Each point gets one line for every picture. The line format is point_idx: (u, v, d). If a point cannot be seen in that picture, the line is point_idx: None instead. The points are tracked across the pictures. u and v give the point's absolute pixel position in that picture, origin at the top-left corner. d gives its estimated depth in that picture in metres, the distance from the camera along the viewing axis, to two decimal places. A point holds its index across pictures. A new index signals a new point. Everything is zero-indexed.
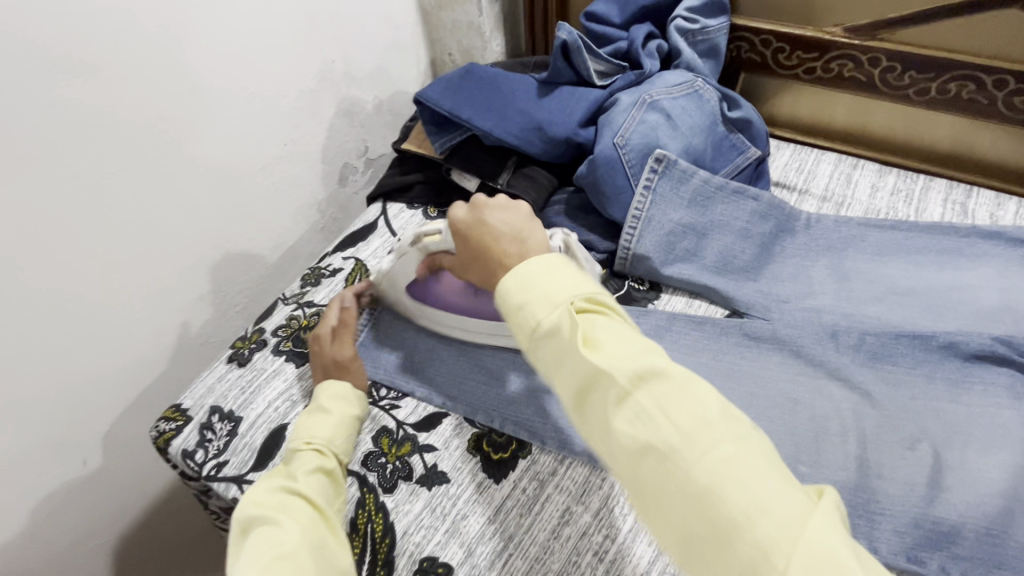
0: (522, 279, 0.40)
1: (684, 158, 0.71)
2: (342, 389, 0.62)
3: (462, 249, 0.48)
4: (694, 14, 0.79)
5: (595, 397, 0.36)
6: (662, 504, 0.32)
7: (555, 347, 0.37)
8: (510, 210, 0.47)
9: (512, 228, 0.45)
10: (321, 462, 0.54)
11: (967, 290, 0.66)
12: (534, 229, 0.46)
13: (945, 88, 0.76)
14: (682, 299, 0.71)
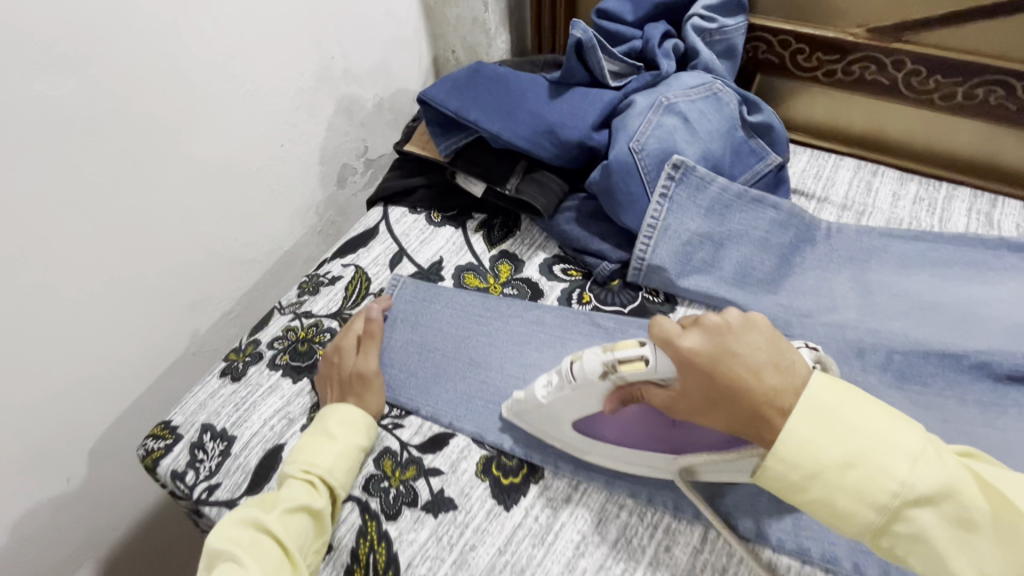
0: (814, 421, 0.39)
1: (702, 164, 0.68)
2: (350, 413, 0.58)
3: (699, 385, 0.42)
4: (711, 12, 0.75)
5: (901, 540, 0.38)
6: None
7: (864, 509, 0.38)
8: (744, 327, 0.42)
9: (774, 359, 0.41)
10: (306, 500, 0.51)
11: (997, 306, 0.63)
12: (784, 349, 0.42)
13: (973, 93, 0.73)
14: (698, 313, 0.68)
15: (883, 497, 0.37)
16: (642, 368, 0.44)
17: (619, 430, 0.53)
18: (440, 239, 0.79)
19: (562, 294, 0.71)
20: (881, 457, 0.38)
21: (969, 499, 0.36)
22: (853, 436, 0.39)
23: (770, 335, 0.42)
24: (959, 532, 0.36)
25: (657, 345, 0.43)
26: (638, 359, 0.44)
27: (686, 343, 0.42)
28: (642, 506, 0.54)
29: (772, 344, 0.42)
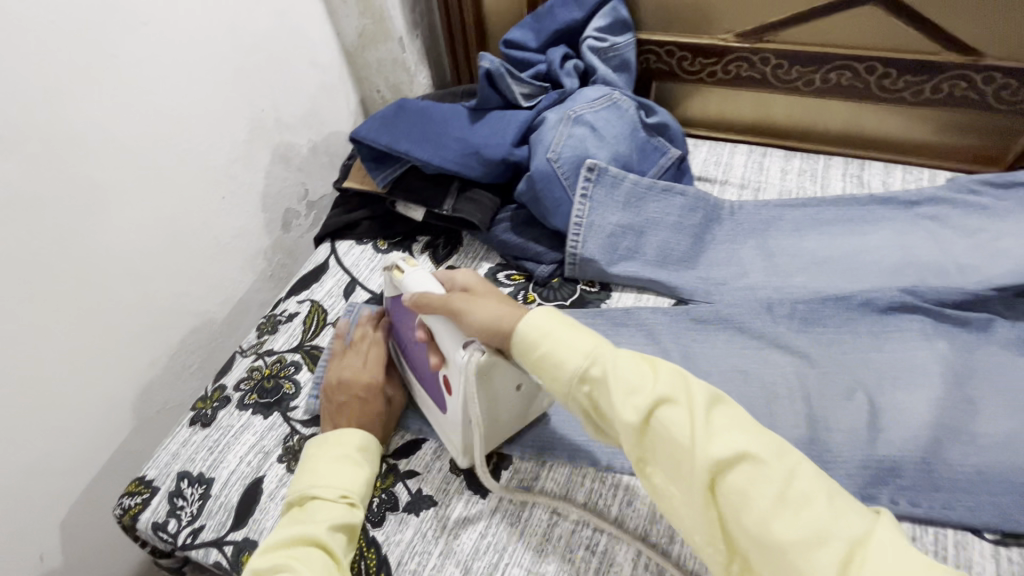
0: (579, 335, 0.49)
1: (613, 164, 0.76)
2: (370, 442, 0.59)
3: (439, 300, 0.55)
4: (603, 33, 0.86)
5: (668, 421, 0.42)
6: (732, 505, 0.39)
7: (637, 396, 0.44)
8: (483, 295, 0.56)
9: (498, 315, 0.52)
10: (349, 522, 0.53)
11: (872, 252, 0.75)
12: (514, 304, 0.55)
13: (829, 77, 0.85)
14: (631, 295, 0.75)
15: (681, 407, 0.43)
16: (399, 278, 0.60)
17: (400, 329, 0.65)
18: (389, 265, 0.84)
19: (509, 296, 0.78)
20: (640, 372, 0.45)
21: (636, 391, 0.44)
22: (629, 365, 0.46)
23: (512, 307, 0.54)
24: (733, 457, 0.39)
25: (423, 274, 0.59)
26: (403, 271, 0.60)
27: (439, 282, 0.59)
28: (603, 472, 0.60)
29: (508, 302, 0.55)
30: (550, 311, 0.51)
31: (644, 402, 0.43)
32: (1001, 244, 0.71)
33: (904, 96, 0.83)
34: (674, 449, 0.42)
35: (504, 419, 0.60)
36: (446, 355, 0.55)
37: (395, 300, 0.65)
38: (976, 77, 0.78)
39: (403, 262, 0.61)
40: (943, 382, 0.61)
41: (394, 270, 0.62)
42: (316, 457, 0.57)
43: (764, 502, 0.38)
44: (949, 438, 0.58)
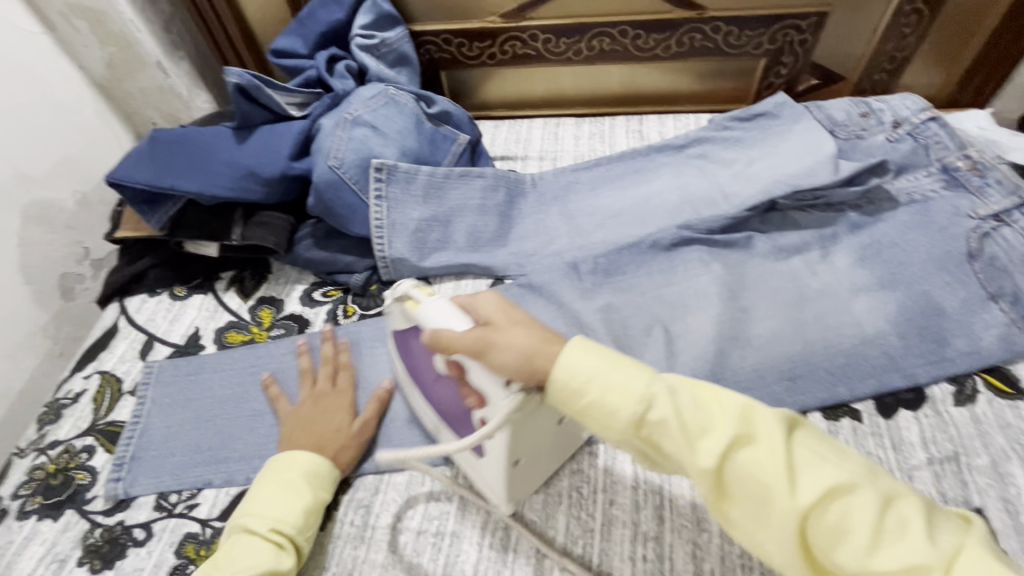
0: (586, 376, 0.41)
1: (403, 160, 0.75)
2: (318, 467, 0.55)
3: (456, 338, 0.46)
4: (369, 30, 0.84)
5: (700, 430, 0.39)
6: (746, 497, 0.38)
7: (614, 420, 0.40)
8: (505, 325, 0.45)
9: (527, 350, 0.43)
10: (272, 563, 0.48)
11: (655, 198, 0.83)
12: (551, 334, 0.45)
13: (593, 45, 0.92)
14: (450, 285, 0.76)
15: (667, 406, 0.40)
16: (416, 304, 0.51)
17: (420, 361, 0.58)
18: (191, 311, 0.77)
19: (328, 314, 0.75)
20: (616, 390, 0.41)
21: (700, 450, 0.39)
22: (607, 383, 0.41)
23: (542, 338, 0.44)
24: (725, 451, 0.38)
25: (446, 300, 0.50)
26: (417, 300, 0.51)
27: (464, 312, 0.48)
28: (442, 465, 0.60)
29: (541, 330, 0.45)
30: (578, 342, 0.43)
31: (620, 430, 0.41)
32: (753, 169, 0.82)
33: (656, 53, 0.92)
34: (674, 455, 0.40)
35: (546, 448, 0.54)
36: (485, 397, 0.47)
37: (401, 331, 0.58)
38: (707, 29, 0.88)
39: (416, 289, 0.52)
40: (720, 298, 0.69)
41: (409, 300, 0.52)
42: (255, 489, 0.53)
43: (773, 484, 0.37)
44: (731, 344, 0.66)
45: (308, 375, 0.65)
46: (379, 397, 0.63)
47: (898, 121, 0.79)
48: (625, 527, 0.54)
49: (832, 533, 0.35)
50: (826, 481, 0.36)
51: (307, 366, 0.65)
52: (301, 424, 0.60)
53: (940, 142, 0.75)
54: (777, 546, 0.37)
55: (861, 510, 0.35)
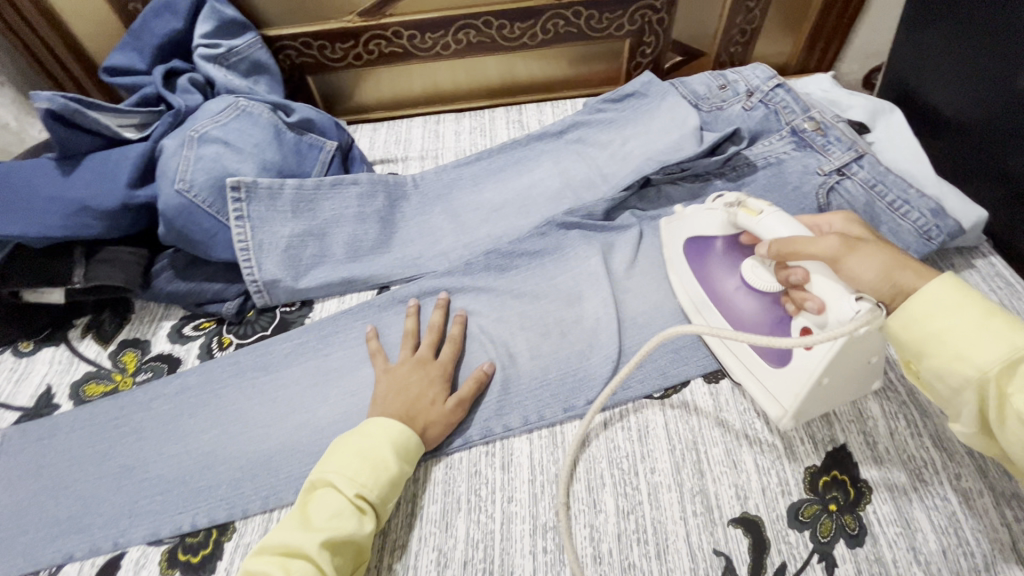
0: (966, 297, 0.43)
1: (264, 175, 0.71)
2: (406, 437, 0.54)
3: (817, 245, 0.49)
4: (213, 39, 0.78)
5: (1010, 379, 0.40)
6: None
7: (975, 357, 0.41)
8: (868, 242, 0.49)
9: (890, 262, 0.47)
10: (351, 530, 0.47)
11: (538, 186, 0.83)
12: (916, 263, 0.47)
13: (459, 38, 0.90)
14: (333, 300, 0.72)
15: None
16: (754, 212, 0.56)
17: (719, 278, 0.63)
18: (40, 367, 0.68)
19: (201, 348, 0.69)
20: (990, 333, 0.41)
21: None
22: (975, 329, 0.41)
23: (895, 258, 0.47)
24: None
25: (781, 217, 0.54)
26: (755, 210, 0.56)
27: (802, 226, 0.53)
28: None
29: (892, 257, 0.47)
30: (952, 280, 0.44)
31: (971, 376, 0.41)
32: (627, 149, 0.85)
33: (524, 41, 0.92)
34: (1020, 414, 0.39)
35: (846, 390, 0.52)
36: (825, 307, 0.49)
37: (702, 242, 0.65)
38: (568, 14, 0.89)
39: (748, 200, 0.57)
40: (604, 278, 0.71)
41: (742, 208, 0.57)
42: (341, 445, 0.53)
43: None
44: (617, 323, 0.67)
45: (382, 357, 0.64)
46: (482, 377, 0.61)
47: (751, 91, 0.84)
48: (524, 522, 0.54)
49: None
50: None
51: (379, 348, 0.65)
52: (399, 387, 0.58)
53: (787, 107, 0.80)
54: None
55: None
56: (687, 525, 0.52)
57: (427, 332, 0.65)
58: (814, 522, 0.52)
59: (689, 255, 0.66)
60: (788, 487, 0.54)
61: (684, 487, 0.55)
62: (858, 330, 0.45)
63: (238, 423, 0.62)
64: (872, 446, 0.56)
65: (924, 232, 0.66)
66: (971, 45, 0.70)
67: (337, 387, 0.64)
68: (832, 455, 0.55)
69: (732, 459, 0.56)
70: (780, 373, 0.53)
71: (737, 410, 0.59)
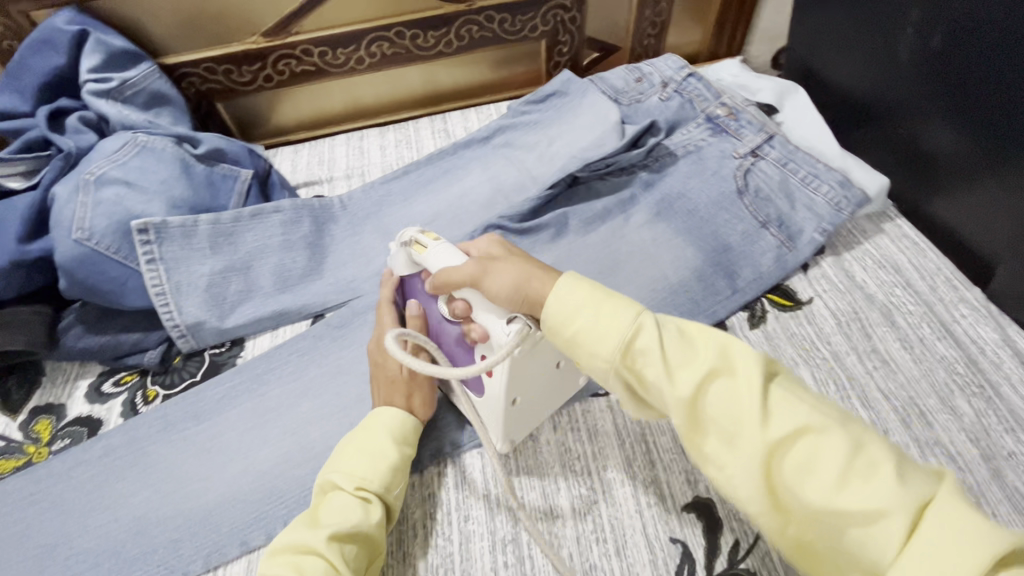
0: (587, 290, 0.43)
1: (174, 213, 0.67)
2: (403, 421, 0.53)
3: (460, 271, 0.49)
4: (104, 72, 0.73)
5: (643, 355, 0.39)
6: (720, 430, 0.36)
7: (603, 350, 0.41)
8: (504, 258, 0.49)
9: (516, 281, 0.47)
10: (359, 520, 0.46)
11: (468, 194, 0.83)
12: (549, 270, 0.47)
13: (373, 51, 0.88)
14: (265, 336, 0.69)
15: (651, 334, 0.39)
16: (422, 246, 0.54)
17: (420, 306, 0.57)
18: None
19: (124, 405, 0.64)
20: (605, 321, 0.41)
21: (679, 370, 0.38)
22: (595, 319, 0.41)
23: (526, 269, 0.47)
24: (700, 381, 0.37)
25: (445, 245, 0.52)
26: (424, 241, 0.54)
27: (465, 252, 0.53)
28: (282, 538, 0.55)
29: (523, 266, 0.48)
30: (574, 282, 0.44)
31: (608, 364, 0.41)
32: (554, 149, 0.85)
33: (440, 50, 0.91)
34: (655, 385, 0.39)
35: (539, 402, 0.56)
36: (484, 333, 0.49)
37: (409, 278, 0.58)
38: (481, 19, 0.88)
39: (421, 234, 0.55)
40: None
41: (414, 244, 0.55)
42: (338, 448, 0.52)
43: (739, 418, 0.36)
44: None
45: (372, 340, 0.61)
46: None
47: (665, 82, 0.86)
48: (483, 539, 0.53)
49: (804, 474, 0.34)
50: (795, 421, 0.35)
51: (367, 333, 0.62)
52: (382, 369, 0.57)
53: (700, 95, 0.82)
54: (744, 480, 0.35)
55: (826, 448, 0.33)
56: (643, 517, 0.53)
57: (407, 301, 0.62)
58: None
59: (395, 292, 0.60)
60: None
61: (637, 480, 0.55)
62: (512, 351, 0.47)
63: (171, 479, 0.58)
64: None
65: (836, 204, 0.70)
66: (858, 25, 0.74)
67: (278, 427, 0.61)
68: None
69: (680, 445, 0.57)
70: (482, 401, 0.54)
71: None
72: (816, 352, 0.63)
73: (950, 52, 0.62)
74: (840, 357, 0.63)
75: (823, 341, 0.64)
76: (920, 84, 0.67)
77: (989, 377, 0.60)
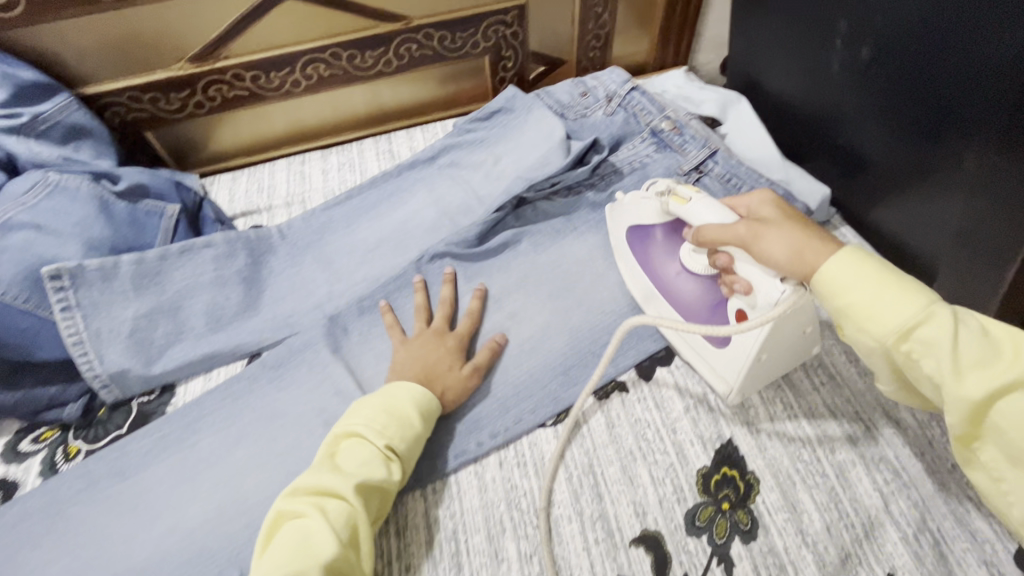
0: (860, 264, 0.43)
1: (91, 256, 0.63)
2: (430, 399, 0.56)
3: (729, 234, 0.51)
4: (13, 107, 0.69)
5: (923, 348, 0.39)
6: (1003, 438, 0.37)
7: (881, 327, 0.40)
8: (776, 220, 0.49)
9: (800, 245, 0.46)
10: (384, 475, 0.50)
11: (414, 218, 0.80)
12: (823, 235, 0.46)
13: (308, 73, 0.85)
14: (198, 380, 0.66)
15: (945, 318, 0.39)
16: (682, 197, 0.58)
17: (660, 271, 0.63)
18: None
19: (43, 463, 0.60)
20: (897, 297, 0.40)
21: (960, 375, 0.38)
22: (878, 298, 0.41)
23: (801, 235, 0.46)
24: (992, 390, 0.37)
25: (703, 201, 0.55)
26: (682, 194, 0.58)
27: (731, 210, 0.55)
28: None
29: (802, 229, 0.47)
30: (848, 251, 0.44)
31: (876, 349, 0.41)
32: (500, 167, 0.83)
33: (379, 70, 0.89)
34: (929, 380, 0.39)
35: (774, 371, 0.57)
36: (748, 287, 0.51)
37: (638, 231, 0.66)
38: (419, 37, 0.86)
39: (677, 187, 0.59)
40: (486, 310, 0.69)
41: (671, 196, 0.59)
42: (366, 400, 0.55)
43: (1016, 385, 0.36)
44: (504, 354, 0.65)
45: (399, 330, 0.66)
46: (492, 347, 0.64)
47: (609, 96, 0.85)
48: None
49: None
50: None
51: (393, 321, 0.67)
52: (416, 355, 0.61)
53: (645, 109, 0.82)
54: None
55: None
56: (590, 555, 0.51)
57: (442, 305, 0.67)
58: (710, 524, 0.52)
59: (633, 243, 0.67)
60: (683, 494, 0.54)
61: (584, 516, 0.54)
62: (788, 307, 0.48)
63: (94, 544, 0.54)
64: (755, 436, 0.57)
65: None
66: (793, 36, 0.74)
67: (210, 480, 0.58)
68: (721, 453, 0.57)
69: (628, 475, 0.56)
70: (722, 352, 0.56)
71: (628, 424, 0.59)
72: None
73: (877, 65, 0.62)
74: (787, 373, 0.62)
75: None
76: (856, 94, 0.66)
77: None
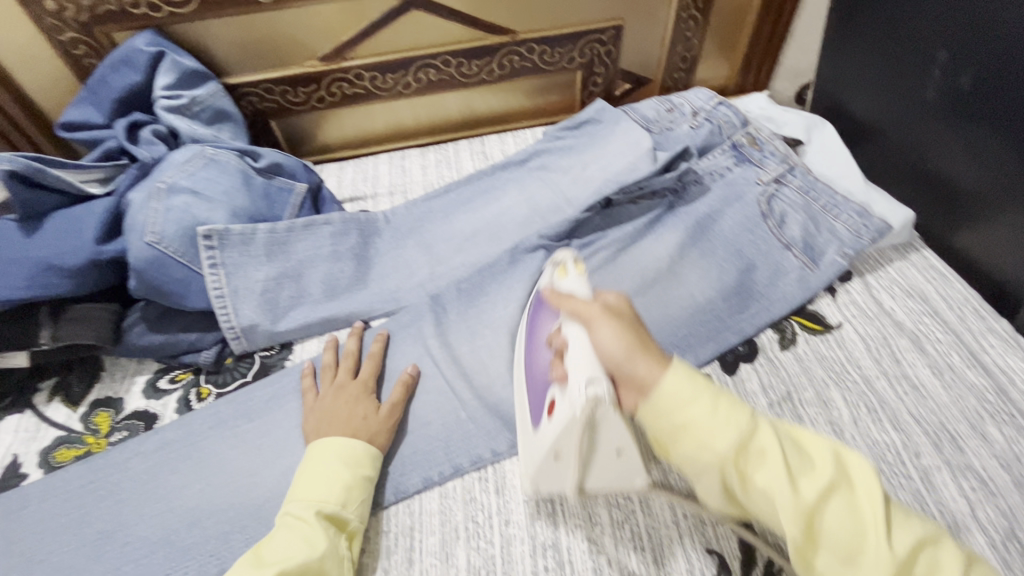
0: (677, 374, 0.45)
1: (235, 222, 0.71)
2: (354, 449, 0.57)
3: (585, 308, 0.50)
4: (175, 90, 0.79)
5: (683, 423, 0.43)
6: (763, 501, 0.42)
7: (658, 402, 0.44)
8: (623, 319, 0.49)
9: (632, 345, 0.46)
10: (308, 551, 0.49)
11: (506, 213, 0.86)
12: (652, 343, 0.47)
13: (419, 77, 0.94)
14: (314, 341, 0.73)
15: (768, 445, 0.42)
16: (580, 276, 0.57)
17: (535, 355, 0.57)
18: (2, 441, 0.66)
19: (179, 401, 0.67)
20: (721, 419, 0.43)
21: (721, 451, 0.42)
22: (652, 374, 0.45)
23: (640, 336, 0.47)
24: (740, 453, 0.42)
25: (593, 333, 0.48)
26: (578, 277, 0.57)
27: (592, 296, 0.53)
28: None
29: (635, 336, 0.47)
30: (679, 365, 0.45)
31: (656, 418, 0.45)
32: (587, 173, 0.89)
33: (482, 77, 0.97)
34: (695, 456, 0.43)
35: (607, 475, 0.50)
36: (568, 377, 0.47)
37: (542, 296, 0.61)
38: (522, 50, 0.94)
39: (570, 261, 0.59)
40: None
41: (561, 267, 0.59)
42: (293, 480, 0.56)
43: (783, 489, 0.41)
44: None
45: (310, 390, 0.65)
46: (407, 381, 0.65)
47: (696, 111, 0.89)
48: (522, 543, 0.55)
49: (830, 536, 0.40)
50: (829, 484, 0.41)
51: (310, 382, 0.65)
52: (331, 411, 0.61)
53: (729, 122, 0.87)
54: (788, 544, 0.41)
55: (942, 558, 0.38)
56: (679, 528, 0.55)
57: (346, 360, 0.67)
58: None
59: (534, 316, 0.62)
60: None
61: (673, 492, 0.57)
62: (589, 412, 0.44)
63: (224, 474, 0.61)
64: None
65: (856, 230, 0.73)
66: (887, 65, 0.78)
67: None
68: None
69: None
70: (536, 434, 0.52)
71: None
72: (846, 375, 0.65)
73: (972, 96, 0.66)
74: (869, 381, 0.65)
75: (853, 365, 0.66)
76: (945, 123, 0.70)
77: (1019, 406, 0.61)
